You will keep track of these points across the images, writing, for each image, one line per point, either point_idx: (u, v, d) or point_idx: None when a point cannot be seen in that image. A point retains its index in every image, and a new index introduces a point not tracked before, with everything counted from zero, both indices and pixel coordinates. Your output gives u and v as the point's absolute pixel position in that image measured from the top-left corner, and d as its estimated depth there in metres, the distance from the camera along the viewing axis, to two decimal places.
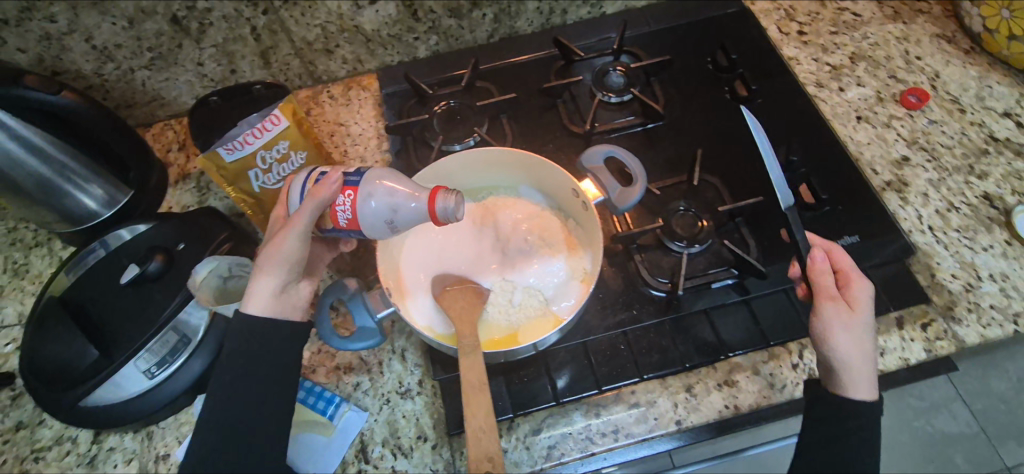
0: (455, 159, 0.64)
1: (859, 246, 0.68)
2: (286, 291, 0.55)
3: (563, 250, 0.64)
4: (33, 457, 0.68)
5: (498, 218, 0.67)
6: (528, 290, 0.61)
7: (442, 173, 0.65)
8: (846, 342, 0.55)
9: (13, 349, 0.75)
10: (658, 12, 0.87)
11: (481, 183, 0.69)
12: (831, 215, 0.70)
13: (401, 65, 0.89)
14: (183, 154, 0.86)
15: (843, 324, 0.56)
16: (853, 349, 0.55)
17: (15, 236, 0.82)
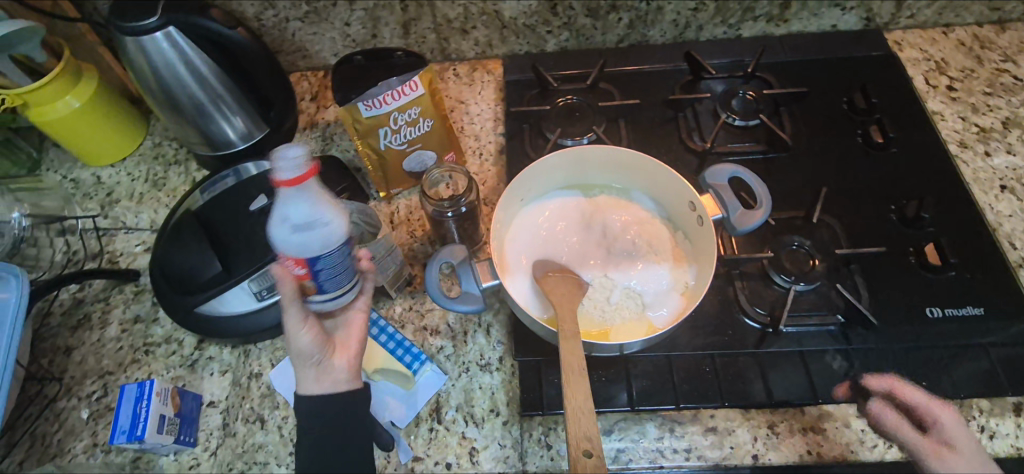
0: (579, 151, 0.65)
1: (981, 320, 0.64)
2: (322, 372, 0.55)
3: (668, 260, 0.65)
4: (143, 349, 0.75)
5: (606, 217, 0.68)
6: (628, 291, 0.62)
7: (562, 163, 0.67)
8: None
9: (142, 250, 0.83)
10: (796, 45, 0.86)
11: (594, 180, 0.70)
12: (956, 282, 0.66)
13: (527, 55, 0.91)
14: (314, 105, 0.92)
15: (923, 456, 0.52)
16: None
17: (159, 152, 0.91)
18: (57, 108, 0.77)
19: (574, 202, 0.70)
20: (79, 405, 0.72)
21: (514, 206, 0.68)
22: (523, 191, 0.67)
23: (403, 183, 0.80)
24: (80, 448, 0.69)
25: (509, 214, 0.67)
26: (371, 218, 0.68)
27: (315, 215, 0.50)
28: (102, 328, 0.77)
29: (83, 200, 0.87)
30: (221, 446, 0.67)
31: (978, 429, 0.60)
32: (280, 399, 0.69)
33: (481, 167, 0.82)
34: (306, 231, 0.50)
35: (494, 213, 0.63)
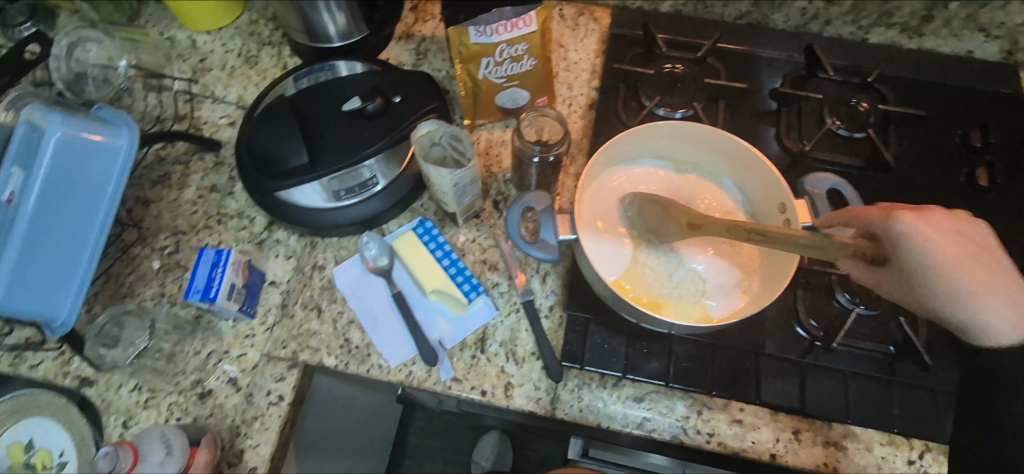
0: (685, 126, 0.64)
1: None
2: None
3: (741, 255, 0.66)
4: (216, 218, 0.79)
5: (689, 197, 0.69)
6: (693, 274, 0.65)
7: (667, 134, 0.66)
8: (933, 247, 0.49)
9: (227, 124, 0.84)
10: (924, 62, 0.81)
11: (688, 157, 0.70)
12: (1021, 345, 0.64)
13: (640, 11, 0.86)
14: (413, 15, 0.90)
15: (939, 226, 0.50)
16: (954, 310, 0.50)
17: (254, 28, 0.90)
18: None
19: (662, 174, 0.70)
20: (152, 255, 0.77)
21: (603, 164, 0.68)
22: (616, 152, 0.67)
23: (490, 115, 0.80)
24: (149, 294, 0.74)
25: (597, 171, 0.67)
26: (460, 146, 0.68)
27: (163, 460, 0.61)
28: (181, 190, 0.80)
29: (177, 61, 0.88)
30: (277, 324, 0.72)
31: None
32: (339, 294, 0.72)
33: (570, 117, 0.81)
34: (165, 446, 0.62)
35: (586, 169, 0.63)
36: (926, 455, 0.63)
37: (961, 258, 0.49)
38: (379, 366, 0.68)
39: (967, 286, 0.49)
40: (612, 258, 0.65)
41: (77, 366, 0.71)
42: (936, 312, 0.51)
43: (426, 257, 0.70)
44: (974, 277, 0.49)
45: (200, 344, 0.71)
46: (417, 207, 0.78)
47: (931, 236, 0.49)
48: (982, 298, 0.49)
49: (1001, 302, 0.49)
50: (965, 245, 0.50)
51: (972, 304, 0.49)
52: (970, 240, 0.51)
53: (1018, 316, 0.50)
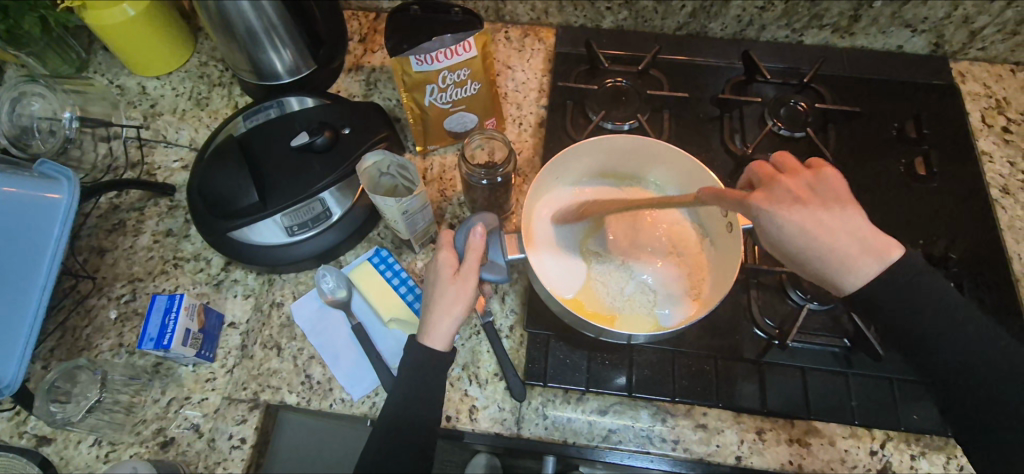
0: (626, 140, 0.67)
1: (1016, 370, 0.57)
2: None
3: (689, 264, 0.68)
4: (173, 262, 0.78)
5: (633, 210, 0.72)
6: (643, 285, 0.67)
7: (595, 150, 0.69)
8: (795, 225, 0.56)
9: (180, 167, 0.84)
10: (857, 60, 0.84)
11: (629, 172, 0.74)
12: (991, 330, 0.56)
13: (582, 28, 0.88)
14: (361, 47, 0.91)
15: (796, 195, 0.57)
16: (818, 267, 0.57)
17: (204, 71, 0.91)
18: (114, 14, 0.78)
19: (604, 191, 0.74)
20: (108, 305, 0.76)
21: (547, 186, 0.71)
22: (558, 174, 0.70)
23: (441, 140, 0.81)
24: (107, 346, 0.73)
25: (542, 193, 0.70)
26: (408, 174, 0.68)
27: None
28: (135, 237, 0.80)
29: (127, 108, 0.88)
30: (238, 365, 0.71)
31: (957, 468, 0.63)
32: (298, 331, 0.72)
33: (520, 136, 0.82)
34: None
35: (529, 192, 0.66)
36: (887, 443, 0.64)
37: (820, 226, 0.56)
38: (342, 400, 0.68)
39: (828, 248, 0.56)
40: (563, 275, 0.68)
41: (34, 426, 0.69)
42: (804, 266, 0.57)
43: (383, 287, 0.71)
44: (829, 239, 0.56)
45: (160, 392, 0.70)
46: (373, 237, 0.78)
47: (789, 218, 0.56)
48: (840, 257, 0.55)
49: (855, 258, 0.56)
50: (821, 212, 0.56)
51: (827, 257, 0.56)
52: (823, 206, 0.57)
53: (869, 264, 0.56)
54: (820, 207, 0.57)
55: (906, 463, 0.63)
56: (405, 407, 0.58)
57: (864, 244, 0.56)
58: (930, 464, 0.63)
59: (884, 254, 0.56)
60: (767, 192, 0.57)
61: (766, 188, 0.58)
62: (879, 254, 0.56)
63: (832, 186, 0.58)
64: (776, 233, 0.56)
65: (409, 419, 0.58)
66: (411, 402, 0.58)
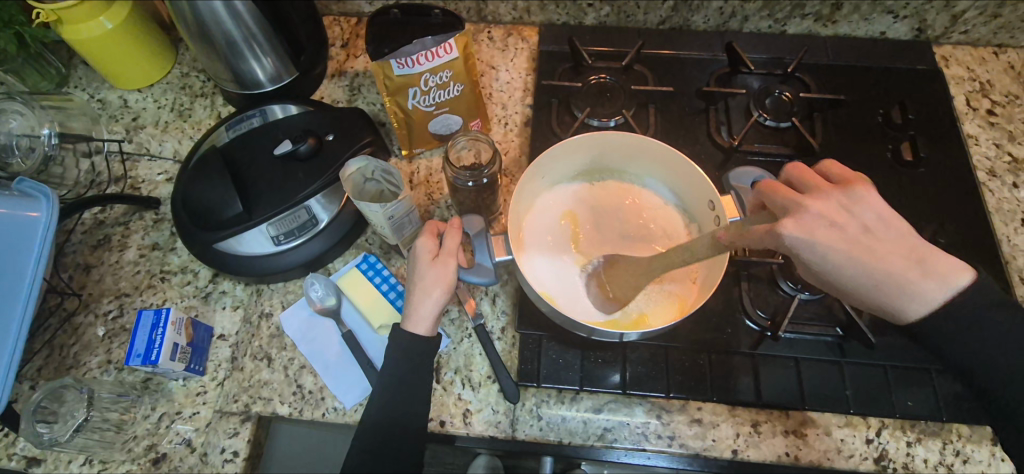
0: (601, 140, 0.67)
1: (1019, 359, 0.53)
2: None
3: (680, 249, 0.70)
4: (160, 276, 0.77)
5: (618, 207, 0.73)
6: None
7: (585, 150, 0.69)
8: (844, 253, 0.52)
9: (164, 180, 0.84)
10: (840, 48, 0.84)
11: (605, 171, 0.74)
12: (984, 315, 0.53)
13: (565, 25, 0.88)
14: (344, 52, 0.90)
15: (834, 219, 0.52)
16: (877, 297, 0.53)
17: (186, 82, 0.90)
18: (91, 28, 0.76)
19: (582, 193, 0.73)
20: (95, 322, 0.75)
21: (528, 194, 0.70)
22: (538, 181, 0.69)
23: (426, 143, 0.80)
24: (95, 363, 0.72)
25: (524, 201, 0.69)
26: (392, 178, 0.67)
27: None
28: (121, 252, 0.79)
29: (109, 122, 0.87)
30: (228, 378, 0.70)
31: (953, 453, 0.63)
32: (289, 341, 0.72)
33: (505, 136, 0.81)
34: None
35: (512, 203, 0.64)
36: (883, 430, 0.64)
37: (870, 256, 0.52)
38: (334, 409, 0.68)
39: (880, 274, 0.52)
40: (556, 280, 0.67)
41: (23, 447, 0.68)
42: (859, 295, 0.54)
43: (372, 293, 0.71)
44: (882, 265, 0.52)
45: (150, 408, 0.70)
46: (362, 243, 0.77)
47: (832, 245, 0.51)
48: (897, 285, 0.52)
49: (916, 284, 0.52)
50: (870, 239, 0.52)
51: (880, 283, 0.53)
52: (869, 230, 0.53)
53: (930, 289, 0.53)
54: (866, 231, 0.53)
55: (902, 450, 0.63)
56: (397, 414, 0.58)
57: (921, 266, 0.53)
58: (926, 450, 0.63)
59: (949, 278, 0.53)
60: (795, 216, 0.52)
61: (795, 214, 0.52)
62: (939, 276, 0.53)
63: (872, 205, 0.53)
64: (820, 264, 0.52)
65: (402, 421, 0.58)
66: (403, 403, 0.58)
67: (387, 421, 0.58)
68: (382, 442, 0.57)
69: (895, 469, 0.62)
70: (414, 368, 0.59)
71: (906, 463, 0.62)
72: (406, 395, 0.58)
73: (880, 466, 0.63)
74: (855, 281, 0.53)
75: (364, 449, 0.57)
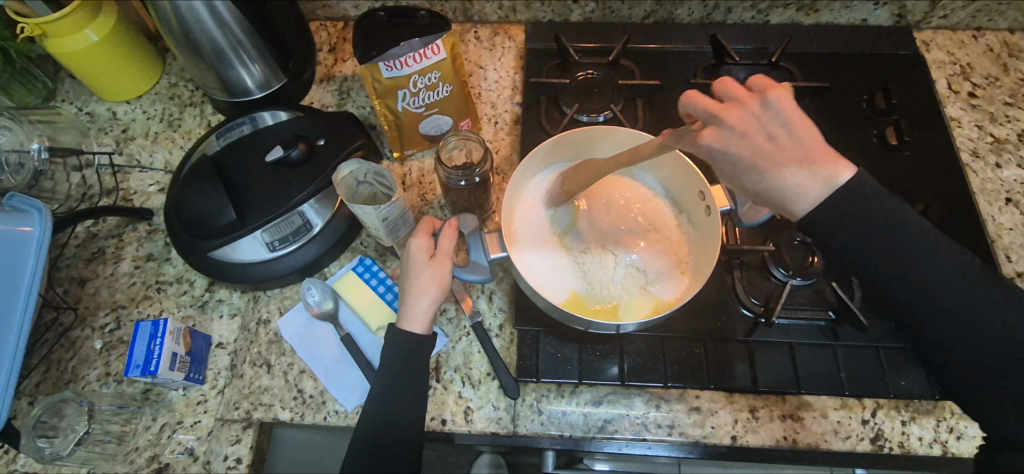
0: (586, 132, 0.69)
1: None
2: None
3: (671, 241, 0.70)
4: (156, 287, 0.77)
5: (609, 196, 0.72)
6: (632, 269, 0.67)
7: (570, 140, 0.70)
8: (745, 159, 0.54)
9: (156, 191, 0.83)
10: (823, 36, 0.85)
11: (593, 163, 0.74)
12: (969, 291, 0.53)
13: (551, 22, 0.88)
14: (331, 56, 0.90)
15: (745, 130, 0.54)
16: (775, 202, 0.55)
17: (174, 91, 0.90)
18: (76, 41, 0.76)
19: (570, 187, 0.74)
20: (92, 335, 0.75)
21: (518, 189, 0.71)
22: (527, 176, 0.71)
23: (418, 145, 0.81)
24: (94, 376, 0.72)
25: (515, 197, 0.70)
26: (385, 180, 0.68)
27: None
28: (115, 264, 0.78)
29: (98, 135, 0.87)
30: (228, 385, 0.71)
31: (947, 430, 0.64)
32: (287, 346, 0.72)
33: (496, 135, 0.82)
34: None
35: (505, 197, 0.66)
36: (878, 411, 0.65)
37: (770, 164, 0.53)
38: (335, 412, 0.68)
39: (774, 178, 0.54)
40: (548, 274, 0.68)
41: (24, 463, 0.68)
42: (760, 199, 0.56)
43: (369, 295, 0.71)
44: (778, 171, 0.53)
45: (151, 418, 0.70)
46: (356, 246, 0.77)
47: (739, 154, 0.55)
48: (789, 189, 0.53)
49: (805, 187, 0.53)
50: (766, 144, 0.53)
51: (776, 188, 0.54)
52: (773, 137, 0.53)
53: (817, 191, 0.53)
54: (770, 138, 0.54)
55: (898, 430, 0.64)
56: (398, 413, 0.58)
57: (813, 170, 0.53)
58: (921, 429, 0.64)
59: (835, 176, 0.53)
60: (716, 128, 0.56)
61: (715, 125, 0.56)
62: (828, 177, 0.53)
63: (782, 110, 0.53)
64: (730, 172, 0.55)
65: (403, 422, 0.58)
66: (404, 403, 0.59)
67: (389, 422, 0.58)
68: (383, 441, 0.57)
69: (891, 448, 0.63)
70: (413, 366, 0.59)
71: (902, 442, 0.63)
72: (407, 394, 0.59)
73: (876, 446, 0.64)
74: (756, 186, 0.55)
75: (365, 449, 0.57)
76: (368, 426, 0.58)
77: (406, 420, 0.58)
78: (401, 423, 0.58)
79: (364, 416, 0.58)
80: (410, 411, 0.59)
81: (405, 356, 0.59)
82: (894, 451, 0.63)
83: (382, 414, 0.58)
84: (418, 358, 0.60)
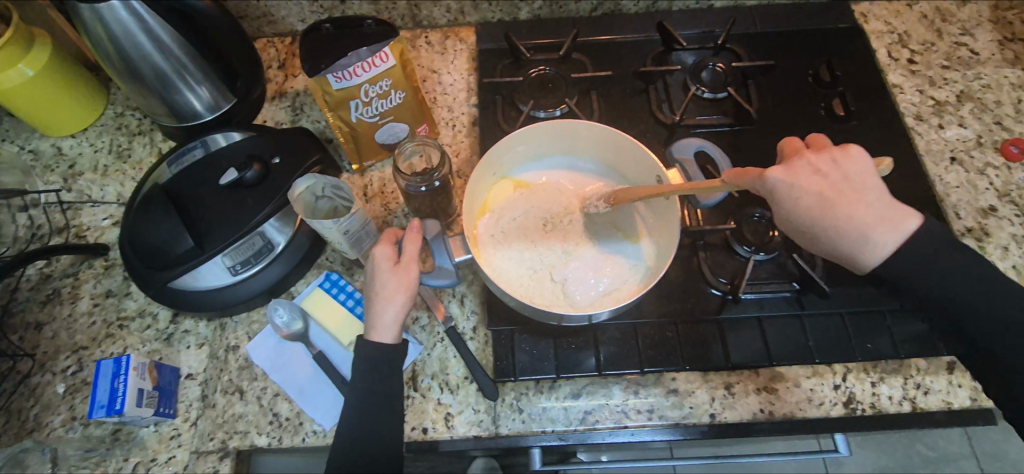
0: (599, 131, 0.69)
1: (962, 289, 0.55)
2: None
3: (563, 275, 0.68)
4: (118, 324, 0.74)
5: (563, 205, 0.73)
6: (519, 264, 0.68)
7: (582, 136, 0.71)
8: (811, 199, 0.56)
9: (110, 224, 0.81)
10: (766, 15, 0.87)
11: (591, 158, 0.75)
12: (918, 250, 0.55)
13: (500, 22, 0.89)
14: (281, 73, 0.89)
15: (818, 168, 0.57)
16: (838, 235, 0.56)
17: (122, 121, 0.87)
18: (9, 77, 0.74)
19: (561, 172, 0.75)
20: (54, 380, 0.72)
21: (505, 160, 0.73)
22: (513, 151, 0.72)
23: (376, 155, 0.80)
24: (59, 422, 0.69)
25: (488, 173, 0.71)
26: (343, 192, 0.67)
27: None
28: (73, 303, 0.76)
29: (44, 172, 0.84)
30: (201, 417, 0.69)
31: (915, 386, 0.66)
32: (259, 370, 0.70)
33: (454, 138, 0.82)
34: None
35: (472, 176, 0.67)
36: (847, 374, 0.66)
37: (838, 197, 0.55)
38: (314, 432, 0.67)
39: (847, 210, 0.55)
40: (506, 253, 0.69)
41: None
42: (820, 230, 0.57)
43: (338, 310, 0.70)
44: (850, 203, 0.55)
45: (123, 459, 0.67)
46: (322, 262, 0.76)
47: (807, 185, 0.56)
48: (861, 224, 0.55)
49: (875, 226, 0.55)
50: (841, 188, 0.55)
51: (836, 226, 0.55)
52: (849, 184, 0.56)
53: (881, 233, 0.55)
54: (846, 185, 0.56)
55: (868, 391, 0.66)
56: (377, 424, 0.57)
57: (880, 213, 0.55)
58: (890, 388, 0.66)
59: (902, 223, 0.55)
60: (788, 166, 0.57)
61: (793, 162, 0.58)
62: (892, 221, 0.55)
63: (857, 166, 0.56)
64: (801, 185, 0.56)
65: (380, 436, 0.57)
66: (379, 416, 0.58)
67: (367, 437, 0.57)
68: (361, 458, 0.56)
69: (863, 410, 0.65)
70: (384, 378, 0.58)
71: (873, 403, 0.65)
72: (383, 406, 0.58)
73: (849, 410, 0.65)
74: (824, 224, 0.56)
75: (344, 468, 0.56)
76: (345, 444, 0.57)
77: (384, 434, 0.58)
78: (378, 438, 0.57)
79: (340, 434, 0.57)
80: (387, 424, 0.58)
81: (376, 369, 0.58)
82: (866, 412, 0.65)
83: (358, 430, 0.57)
84: (389, 369, 0.59)
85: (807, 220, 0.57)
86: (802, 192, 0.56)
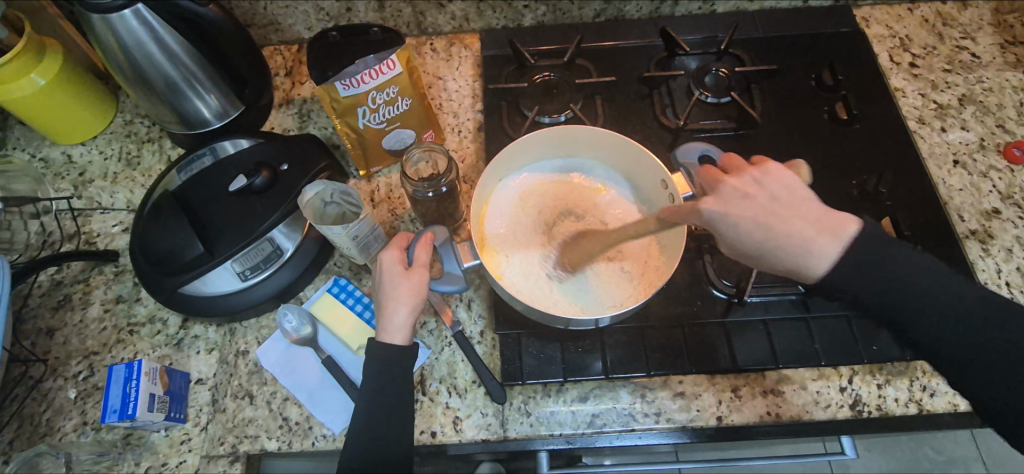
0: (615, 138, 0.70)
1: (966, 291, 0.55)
2: None
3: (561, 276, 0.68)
4: (128, 329, 0.75)
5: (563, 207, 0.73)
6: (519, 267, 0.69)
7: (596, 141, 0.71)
8: (749, 223, 0.55)
9: (120, 231, 0.82)
10: (768, 20, 0.87)
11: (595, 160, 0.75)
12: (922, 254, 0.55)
13: (505, 29, 0.90)
14: (289, 80, 0.90)
15: (745, 191, 0.56)
16: (778, 257, 0.56)
17: (131, 129, 0.88)
18: (22, 86, 0.75)
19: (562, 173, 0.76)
20: (65, 386, 0.72)
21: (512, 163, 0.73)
22: (522, 154, 0.73)
23: (383, 161, 0.81)
24: (71, 426, 0.70)
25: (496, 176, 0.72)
26: (352, 198, 0.68)
27: None
28: (84, 309, 0.77)
29: (55, 180, 0.85)
30: (211, 421, 0.69)
31: (920, 389, 0.66)
32: (268, 375, 0.71)
33: (460, 144, 0.82)
34: None
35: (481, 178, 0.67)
36: (854, 376, 0.67)
37: (775, 217, 0.55)
38: (323, 437, 0.67)
39: (789, 233, 0.55)
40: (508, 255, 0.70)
41: None
42: (768, 255, 0.56)
43: (347, 315, 0.71)
44: (774, 221, 0.55)
45: (134, 464, 0.68)
46: (330, 268, 0.77)
47: (742, 213, 0.56)
48: (796, 240, 0.54)
49: (809, 236, 0.54)
50: (776, 210, 0.55)
51: (779, 245, 0.55)
52: (777, 200, 0.56)
53: (822, 243, 0.54)
54: (774, 201, 0.56)
55: (874, 393, 0.66)
56: (385, 428, 0.58)
57: (818, 224, 0.55)
58: (896, 390, 0.66)
59: (838, 230, 0.54)
60: (717, 194, 0.57)
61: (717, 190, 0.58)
62: (831, 230, 0.55)
63: (779, 178, 0.57)
64: (739, 208, 0.56)
65: (390, 439, 0.58)
66: (389, 420, 0.58)
67: (377, 440, 0.57)
68: (371, 461, 0.57)
69: (870, 412, 0.65)
70: (393, 381, 0.59)
71: (880, 405, 0.65)
72: (392, 410, 0.59)
73: (855, 412, 0.65)
74: (772, 251, 0.56)
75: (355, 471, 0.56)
76: (356, 447, 0.57)
77: (393, 438, 0.58)
78: (388, 441, 0.58)
79: (350, 438, 0.58)
80: (396, 428, 0.59)
81: (385, 373, 0.59)
82: (873, 414, 0.65)
83: (368, 433, 0.57)
84: (397, 374, 0.59)
85: (753, 242, 0.56)
86: (746, 216, 0.56)
